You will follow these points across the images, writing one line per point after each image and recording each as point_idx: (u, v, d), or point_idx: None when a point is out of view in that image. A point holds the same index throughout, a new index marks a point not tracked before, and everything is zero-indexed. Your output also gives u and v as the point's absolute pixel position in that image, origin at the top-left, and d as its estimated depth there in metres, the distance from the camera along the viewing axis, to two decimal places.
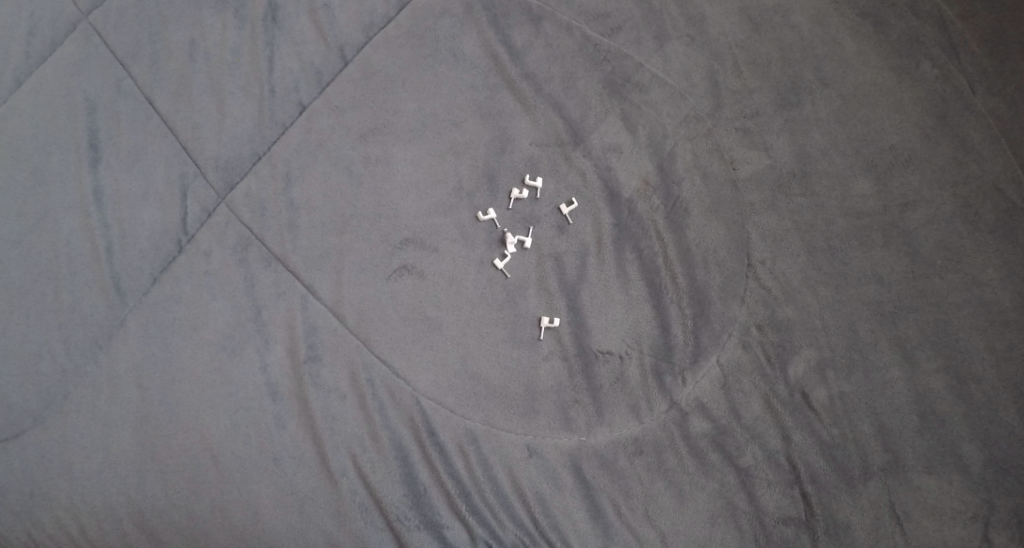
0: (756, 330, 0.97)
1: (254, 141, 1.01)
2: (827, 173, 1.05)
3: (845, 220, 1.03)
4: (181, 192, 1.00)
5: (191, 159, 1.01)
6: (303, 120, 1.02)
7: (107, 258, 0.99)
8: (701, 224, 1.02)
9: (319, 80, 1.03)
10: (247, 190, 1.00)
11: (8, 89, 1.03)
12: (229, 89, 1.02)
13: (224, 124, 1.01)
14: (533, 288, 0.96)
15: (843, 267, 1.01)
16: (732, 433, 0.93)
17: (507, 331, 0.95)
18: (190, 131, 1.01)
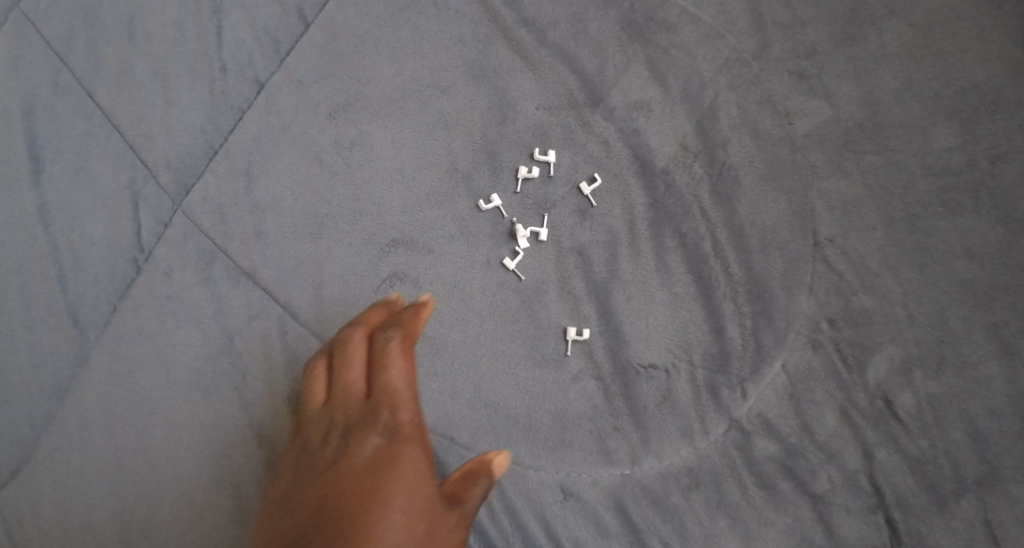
0: (828, 326, 0.80)
1: (209, 133, 0.88)
2: (904, 122, 0.86)
3: (928, 179, 0.85)
4: (132, 204, 0.88)
5: (140, 160, 0.88)
6: (262, 100, 0.87)
7: (61, 286, 0.87)
8: (755, 195, 0.83)
9: (277, 49, 0.89)
10: (203, 195, 0.86)
11: None
12: (175, 75, 0.90)
13: (172, 118, 0.89)
14: (557, 292, 0.79)
15: (927, 239, 0.83)
16: (804, 454, 0.77)
17: (525, 345, 0.78)
18: (139, 131, 0.89)
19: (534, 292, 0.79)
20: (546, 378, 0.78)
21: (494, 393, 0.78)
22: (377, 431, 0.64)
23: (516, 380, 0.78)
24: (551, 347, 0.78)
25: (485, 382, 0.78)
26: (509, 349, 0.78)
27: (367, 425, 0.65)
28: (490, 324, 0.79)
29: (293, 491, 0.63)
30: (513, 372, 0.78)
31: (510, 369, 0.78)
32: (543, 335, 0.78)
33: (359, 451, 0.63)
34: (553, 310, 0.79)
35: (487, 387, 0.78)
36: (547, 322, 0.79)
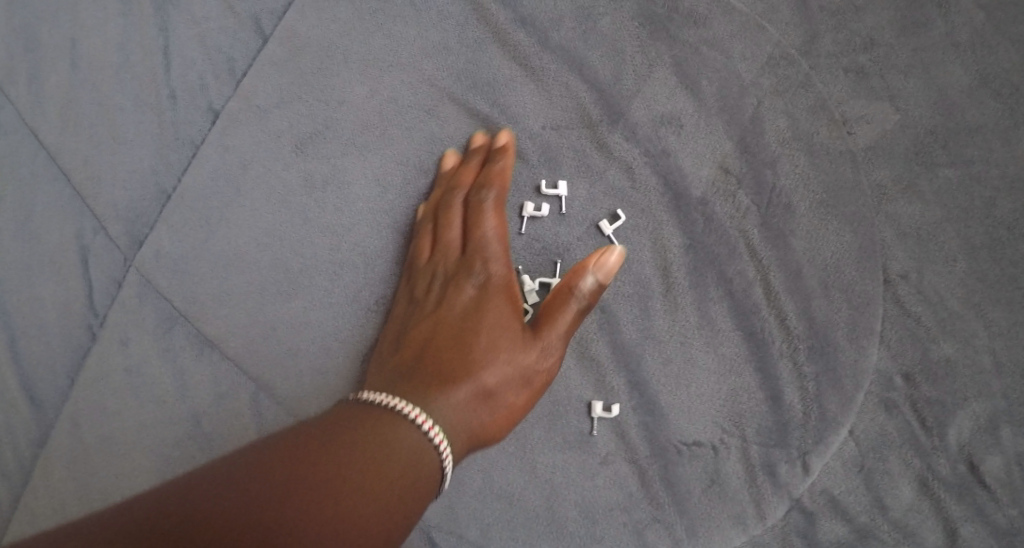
0: (902, 381, 0.68)
1: (159, 175, 0.79)
2: (983, 125, 0.72)
3: (1015, 195, 0.71)
4: (81, 260, 0.79)
5: (88, 207, 0.80)
6: (218, 132, 0.76)
7: (13, 357, 0.78)
8: (812, 226, 0.69)
9: (232, 73, 0.80)
10: (159, 248, 0.75)
11: None
12: (118, 105, 0.80)
13: (119, 157, 0.80)
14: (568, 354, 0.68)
15: (1017, 268, 0.69)
16: (877, 534, 0.66)
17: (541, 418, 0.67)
18: (85, 173, 0.80)
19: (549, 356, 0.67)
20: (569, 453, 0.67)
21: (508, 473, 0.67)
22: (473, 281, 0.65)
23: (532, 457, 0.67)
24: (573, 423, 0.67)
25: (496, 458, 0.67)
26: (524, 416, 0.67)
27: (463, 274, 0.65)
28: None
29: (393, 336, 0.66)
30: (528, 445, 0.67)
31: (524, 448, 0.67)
32: (565, 405, 0.67)
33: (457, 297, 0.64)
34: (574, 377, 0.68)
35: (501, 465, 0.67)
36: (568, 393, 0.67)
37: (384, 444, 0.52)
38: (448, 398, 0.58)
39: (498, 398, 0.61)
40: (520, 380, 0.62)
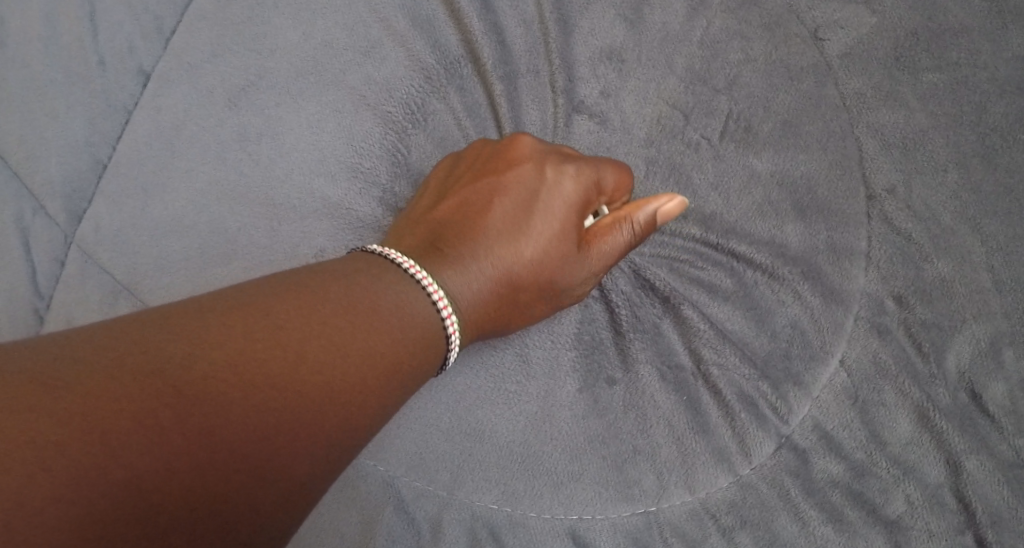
0: (893, 305, 0.63)
1: (93, 144, 0.74)
2: (967, 26, 0.67)
3: (1009, 97, 0.65)
4: (22, 242, 0.74)
5: (25, 189, 0.75)
6: (150, 94, 0.73)
7: None
8: (784, 144, 0.65)
9: (161, 30, 0.74)
10: (97, 221, 0.71)
11: None
12: (49, 77, 0.75)
13: (52, 130, 0.74)
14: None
15: (1014, 176, 0.64)
16: (875, 471, 0.61)
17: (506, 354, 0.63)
18: (21, 151, 0.75)
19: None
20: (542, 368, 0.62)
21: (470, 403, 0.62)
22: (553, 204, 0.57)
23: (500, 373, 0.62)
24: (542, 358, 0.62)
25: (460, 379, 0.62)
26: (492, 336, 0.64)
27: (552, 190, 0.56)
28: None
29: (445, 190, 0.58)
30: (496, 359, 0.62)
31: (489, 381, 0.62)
32: (535, 339, 0.63)
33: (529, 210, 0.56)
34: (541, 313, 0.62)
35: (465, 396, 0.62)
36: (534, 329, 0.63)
37: (362, 301, 0.47)
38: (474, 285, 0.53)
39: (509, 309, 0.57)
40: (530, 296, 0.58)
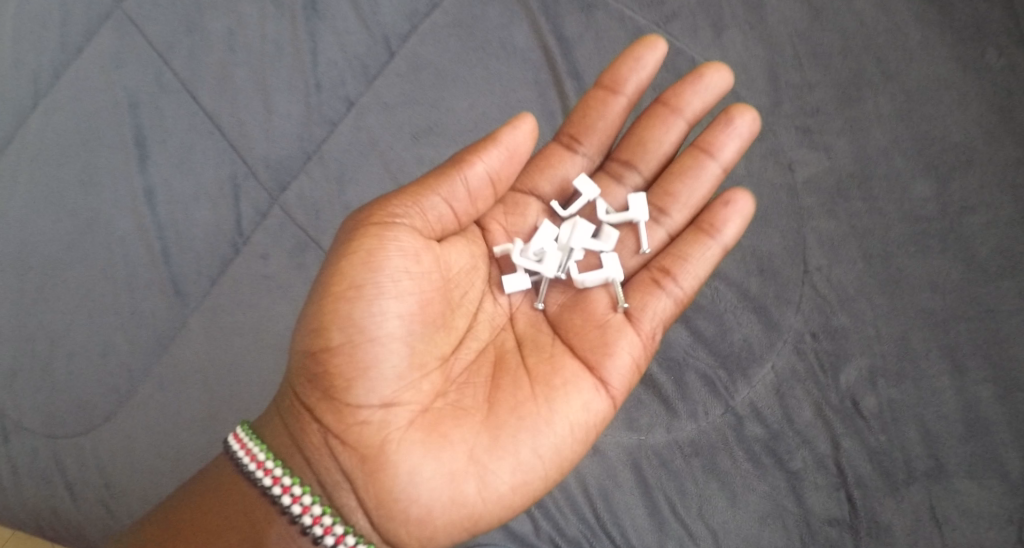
0: (810, 338, 0.99)
1: (303, 140, 1.08)
2: (891, 175, 1.08)
3: (904, 225, 1.05)
4: (233, 196, 1.05)
5: (238, 158, 1.07)
6: (352, 116, 1.09)
7: (163, 260, 1.03)
8: (757, 230, 1.05)
9: (365, 71, 1.11)
10: (299, 192, 1.06)
11: (48, 83, 1.09)
12: (272, 83, 1.10)
13: (271, 123, 1.08)
14: (435, 379, 0.82)
15: (898, 274, 1.03)
16: (784, 438, 0.95)
17: (486, 347, 0.88)
18: (240, 132, 1.08)
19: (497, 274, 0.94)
20: (572, 420, 0.81)
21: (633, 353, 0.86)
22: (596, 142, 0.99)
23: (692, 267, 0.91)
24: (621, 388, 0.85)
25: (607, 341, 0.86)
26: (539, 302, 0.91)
27: (441, 204, 0.85)
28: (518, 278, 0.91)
29: (309, 301, 0.81)
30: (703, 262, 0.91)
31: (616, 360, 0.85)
32: None
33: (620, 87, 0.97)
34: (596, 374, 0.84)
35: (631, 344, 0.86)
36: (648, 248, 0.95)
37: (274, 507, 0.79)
38: (392, 433, 0.77)
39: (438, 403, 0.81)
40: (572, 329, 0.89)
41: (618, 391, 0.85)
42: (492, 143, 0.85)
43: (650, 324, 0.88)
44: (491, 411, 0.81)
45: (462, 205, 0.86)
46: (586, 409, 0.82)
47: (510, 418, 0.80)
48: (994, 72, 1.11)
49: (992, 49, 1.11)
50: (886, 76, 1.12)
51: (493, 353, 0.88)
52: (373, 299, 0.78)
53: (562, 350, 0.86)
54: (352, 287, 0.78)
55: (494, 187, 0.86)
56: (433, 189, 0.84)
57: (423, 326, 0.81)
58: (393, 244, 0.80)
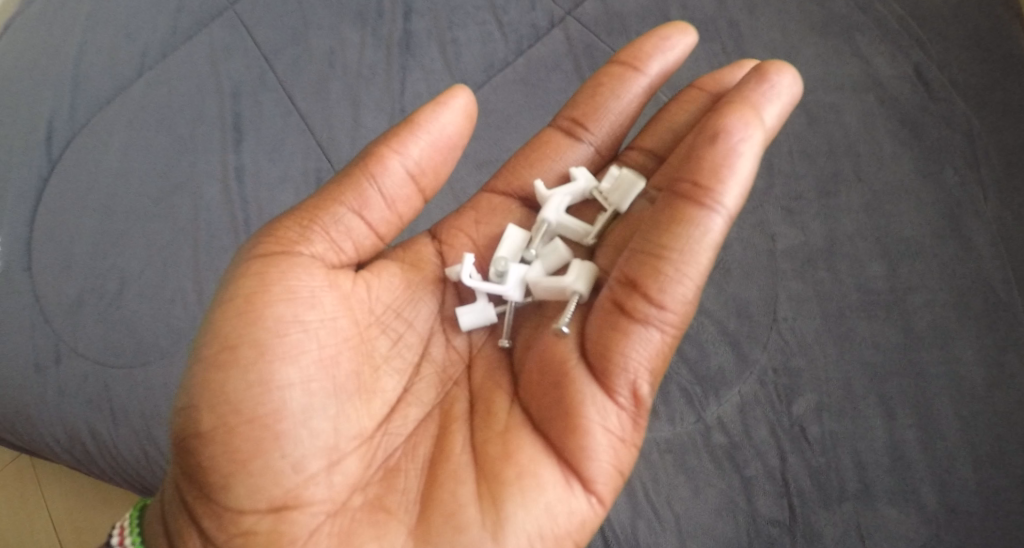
0: (772, 372, 1.24)
1: None
2: (848, 254, 1.34)
3: (859, 294, 1.31)
4: (314, 183, 1.41)
5: (325, 155, 1.43)
6: None
7: (245, 231, 1.37)
8: (739, 281, 1.32)
9: None
10: None
11: (159, 57, 1.47)
12: (364, 100, 1.46)
13: (357, 133, 1.44)
14: (359, 464, 0.91)
15: (849, 331, 1.28)
16: (743, 447, 1.20)
17: (405, 445, 0.95)
18: (328, 136, 1.44)
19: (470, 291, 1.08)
20: (549, 514, 0.85)
21: (625, 426, 0.87)
22: (606, 108, 1.18)
23: (687, 274, 0.85)
24: (607, 494, 0.87)
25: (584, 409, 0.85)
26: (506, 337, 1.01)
27: (353, 211, 1.01)
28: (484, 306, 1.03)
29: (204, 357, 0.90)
30: (703, 237, 0.85)
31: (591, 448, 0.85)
32: None
33: (643, 64, 1.17)
34: (567, 475, 0.86)
35: (612, 407, 0.86)
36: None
37: None
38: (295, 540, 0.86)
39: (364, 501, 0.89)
40: (529, 389, 0.93)
41: (599, 490, 0.86)
42: (411, 129, 1.03)
43: (628, 389, 0.86)
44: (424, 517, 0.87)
45: (382, 201, 1.02)
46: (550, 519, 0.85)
47: (445, 532, 0.85)
48: (950, 187, 1.42)
49: (951, 170, 1.44)
50: (859, 177, 1.41)
51: (427, 440, 0.95)
52: (267, 368, 0.88)
53: (505, 427, 0.92)
54: (242, 343, 0.89)
55: (416, 176, 1.04)
56: (340, 204, 1.00)
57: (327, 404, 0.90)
58: (295, 277, 0.94)
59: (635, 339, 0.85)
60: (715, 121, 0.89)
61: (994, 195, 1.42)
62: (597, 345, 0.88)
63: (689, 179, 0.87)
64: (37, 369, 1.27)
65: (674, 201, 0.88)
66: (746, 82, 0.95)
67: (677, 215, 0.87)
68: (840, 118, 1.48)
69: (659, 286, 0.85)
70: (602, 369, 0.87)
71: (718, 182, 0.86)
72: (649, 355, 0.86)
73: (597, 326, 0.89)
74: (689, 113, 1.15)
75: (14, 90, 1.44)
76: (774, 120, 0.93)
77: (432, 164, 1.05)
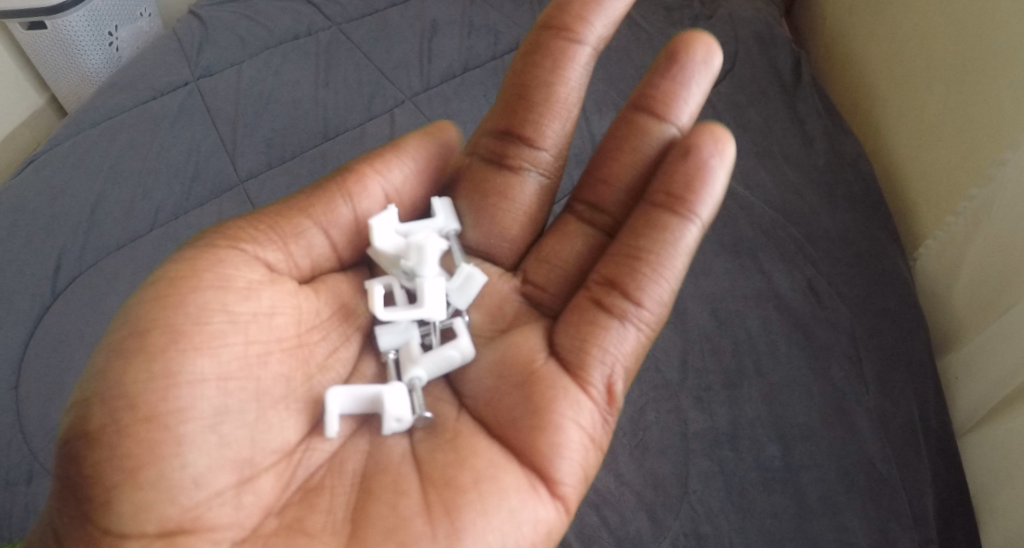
0: (682, 536, 1.46)
1: None
2: (745, 435, 1.58)
3: (758, 470, 1.54)
4: None
5: None
6: None
7: None
8: (656, 455, 1.55)
9: None
10: None
11: (172, 218, 1.77)
12: None
13: None
14: (274, 483, 0.99)
15: (749, 502, 1.51)
16: None
17: (327, 464, 1.04)
18: None
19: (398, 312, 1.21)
20: (513, 517, 0.95)
21: (595, 420, 1.03)
22: None
23: (662, 276, 1.06)
24: (572, 497, 1.00)
25: (557, 406, 1.01)
26: (418, 378, 1.09)
27: (317, 222, 1.17)
28: (369, 388, 1.03)
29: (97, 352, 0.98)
30: (682, 242, 1.06)
31: (562, 440, 0.99)
32: None
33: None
34: (532, 479, 0.98)
35: (590, 404, 1.03)
36: (591, 250, 1.24)
37: None
38: None
39: (286, 518, 0.97)
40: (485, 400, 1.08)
41: (569, 487, 0.99)
42: (387, 162, 1.23)
43: (603, 383, 1.04)
44: (359, 526, 0.96)
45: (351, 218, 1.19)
46: (513, 522, 0.95)
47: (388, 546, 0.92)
48: (836, 380, 1.65)
49: (836, 365, 1.67)
50: (758, 373, 1.66)
51: (345, 484, 1.01)
52: (177, 357, 0.96)
53: (466, 435, 1.05)
54: (148, 328, 0.97)
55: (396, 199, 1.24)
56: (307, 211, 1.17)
57: (246, 411, 0.98)
58: (229, 269, 1.05)
59: (616, 338, 1.06)
60: (641, 125, 1.21)
61: (874, 385, 1.67)
62: (567, 349, 1.07)
63: (663, 192, 1.08)
64: (7, 484, 1.43)
65: (650, 208, 1.09)
66: (658, 79, 1.20)
67: (653, 230, 1.07)
68: (743, 322, 1.73)
69: (638, 286, 1.06)
70: (583, 351, 1.05)
71: (695, 193, 1.06)
72: (627, 348, 1.06)
73: (574, 316, 1.09)
74: (552, 63, 1.22)
75: (39, 242, 1.71)
76: (701, 96, 1.20)
77: (401, 198, 1.25)
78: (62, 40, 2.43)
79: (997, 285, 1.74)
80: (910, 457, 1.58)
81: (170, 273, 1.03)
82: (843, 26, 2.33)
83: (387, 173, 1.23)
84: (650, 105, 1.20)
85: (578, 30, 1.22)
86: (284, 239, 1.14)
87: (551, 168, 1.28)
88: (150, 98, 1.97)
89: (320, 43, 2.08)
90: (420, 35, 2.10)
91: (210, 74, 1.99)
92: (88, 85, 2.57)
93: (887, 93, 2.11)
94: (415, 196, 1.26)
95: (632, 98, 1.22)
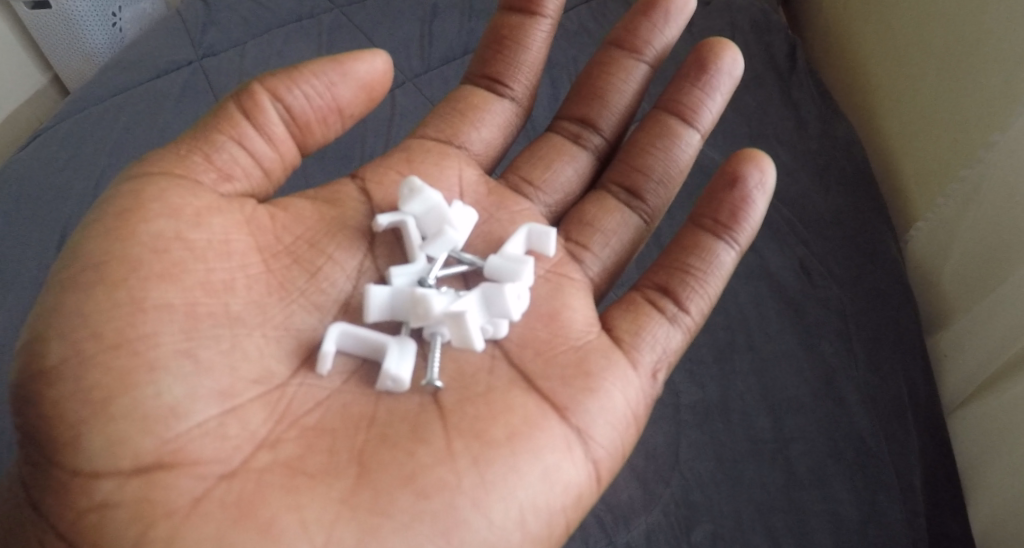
0: (673, 504, 1.47)
1: None
2: (733, 405, 1.59)
3: (746, 441, 1.55)
4: None
5: None
6: None
7: None
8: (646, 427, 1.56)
9: None
10: None
11: None
12: None
13: None
14: (264, 415, 0.89)
15: (739, 473, 1.52)
16: None
17: (326, 402, 0.93)
18: None
19: (394, 245, 1.12)
20: (548, 473, 0.91)
21: (639, 398, 1.03)
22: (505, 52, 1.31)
23: (704, 288, 1.12)
24: (605, 466, 0.97)
25: (607, 375, 1.01)
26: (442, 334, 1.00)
27: (233, 142, 1.04)
28: (373, 336, 0.96)
29: (49, 289, 0.90)
30: (720, 264, 1.12)
31: (607, 405, 0.98)
32: None
33: (540, 7, 1.29)
34: (569, 438, 0.94)
35: (638, 382, 1.04)
36: (630, 229, 1.24)
37: None
38: (179, 511, 0.80)
39: (283, 453, 0.86)
40: (539, 351, 1.02)
41: (600, 444, 0.97)
42: (294, 77, 1.06)
43: (648, 375, 1.06)
44: (368, 469, 0.86)
45: (265, 138, 1.06)
46: (546, 482, 0.90)
47: (406, 494, 0.85)
48: (826, 356, 1.66)
49: (826, 342, 1.68)
50: (750, 347, 1.67)
51: (347, 429, 0.90)
52: (140, 285, 0.89)
53: (501, 390, 0.97)
54: (95, 264, 0.89)
55: (313, 105, 1.08)
56: (221, 133, 1.04)
57: (219, 338, 0.90)
58: (159, 205, 0.95)
59: (663, 334, 1.09)
60: (671, 126, 1.25)
61: (862, 361, 1.67)
62: (619, 334, 1.08)
63: (709, 216, 1.14)
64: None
65: (696, 229, 1.14)
66: (689, 87, 1.25)
67: (694, 246, 1.13)
68: (735, 298, 1.74)
69: (688, 292, 1.11)
70: (629, 340, 1.07)
71: (736, 222, 1.13)
72: (673, 346, 1.09)
73: (622, 307, 1.12)
74: (620, 72, 1.31)
75: (34, 209, 1.70)
76: (723, 103, 1.26)
77: (318, 110, 1.08)
78: (66, 20, 2.38)
79: (985, 267, 1.75)
80: (897, 432, 1.60)
81: (102, 225, 0.93)
82: (838, 15, 2.32)
83: (295, 88, 1.06)
84: (680, 110, 1.25)
85: (639, 49, 1.31)
86: (209, 156, 1.03)
87: (603, 155, 1.34)
88: (153, 76, 1.94)
89: (322, 24, 2.05)
90: (420, 16, 2.08)
91: (214, 52, 1.97)
92: (91, 65, 2.54)
93: (881, 76, 2.10)
94: (337, 103, 1.09)
95: (664, 100, 1.27)
